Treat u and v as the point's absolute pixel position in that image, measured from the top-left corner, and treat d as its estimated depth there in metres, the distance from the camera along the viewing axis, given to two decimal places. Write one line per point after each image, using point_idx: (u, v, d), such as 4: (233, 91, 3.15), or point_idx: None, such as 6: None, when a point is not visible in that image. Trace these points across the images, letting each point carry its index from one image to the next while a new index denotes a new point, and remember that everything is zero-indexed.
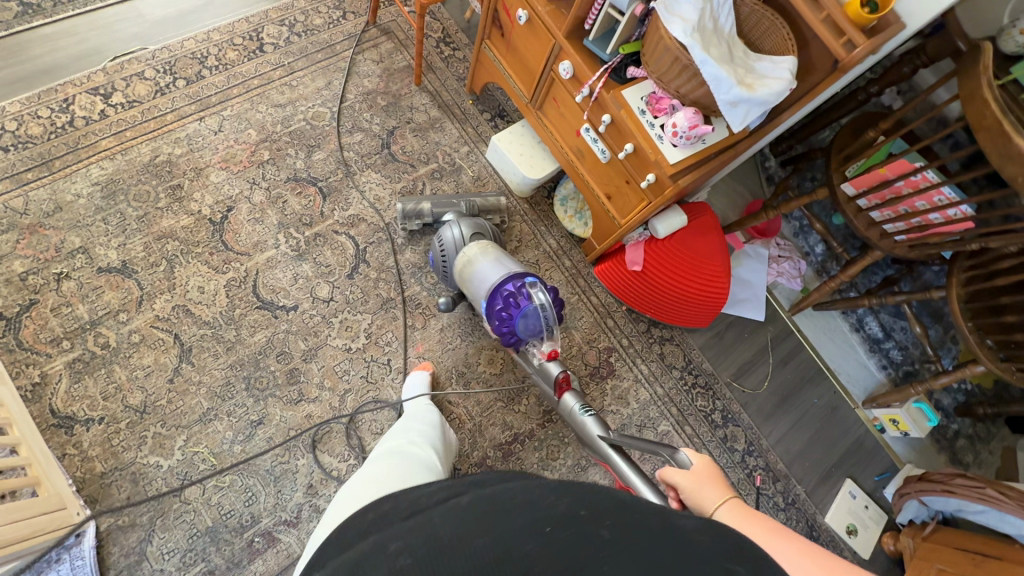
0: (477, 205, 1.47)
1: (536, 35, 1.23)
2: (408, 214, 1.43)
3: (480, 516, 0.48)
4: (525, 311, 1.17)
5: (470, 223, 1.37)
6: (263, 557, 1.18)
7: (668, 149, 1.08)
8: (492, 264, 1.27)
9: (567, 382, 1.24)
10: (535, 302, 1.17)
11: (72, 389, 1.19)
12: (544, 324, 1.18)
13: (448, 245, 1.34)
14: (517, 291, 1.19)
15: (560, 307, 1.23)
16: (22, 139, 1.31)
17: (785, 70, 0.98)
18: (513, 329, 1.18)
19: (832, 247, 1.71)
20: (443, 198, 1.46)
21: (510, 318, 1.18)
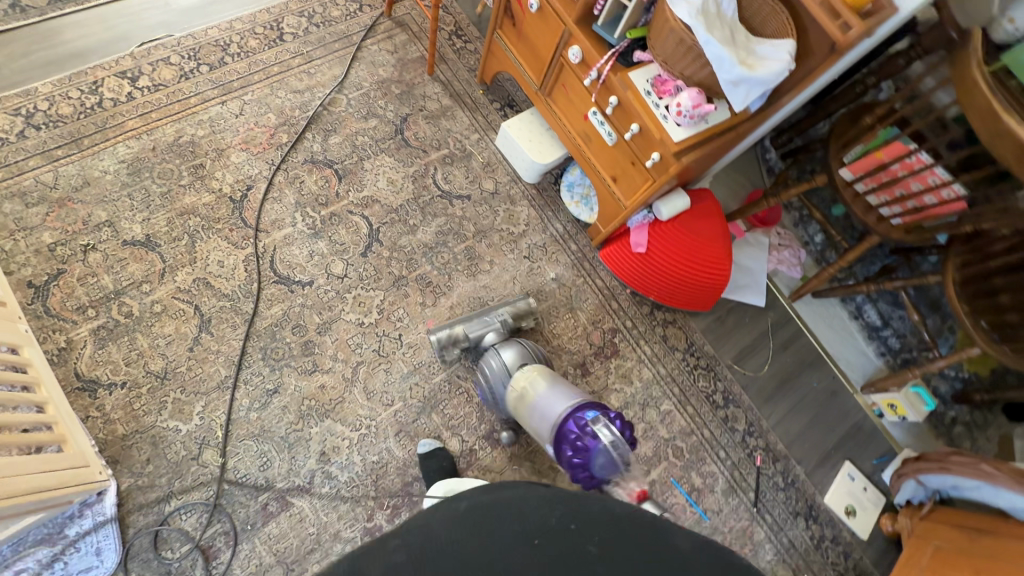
0: (510, 316, 1.42)
1: (547, 23, 1.28)
2: (444, 344, 1.37)
3: (475, 517, 0.61)
4: (594, 450, 1.01)
5: (512, 345, 1.32)
6: (276, 519, 1.21)
7: (672, 128, 1.13)
8: (545, 395, 1.19)
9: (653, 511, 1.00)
10: (602, 438, 1.01)
11: (96, 354, 1.23)
12: (619, 458, 1.01)
13: (492, 375, 1.30)
14: (578, 428, 1.05)
15: (631, 433, 1.07)
16: (53, 118, 1.37)
17: (784, 52, 1.04)
18: (590, 473, 1.01)
19: (831, 236, 1.75)
20: (476, 320, 1.41)
21: (581, 460, 1.03)
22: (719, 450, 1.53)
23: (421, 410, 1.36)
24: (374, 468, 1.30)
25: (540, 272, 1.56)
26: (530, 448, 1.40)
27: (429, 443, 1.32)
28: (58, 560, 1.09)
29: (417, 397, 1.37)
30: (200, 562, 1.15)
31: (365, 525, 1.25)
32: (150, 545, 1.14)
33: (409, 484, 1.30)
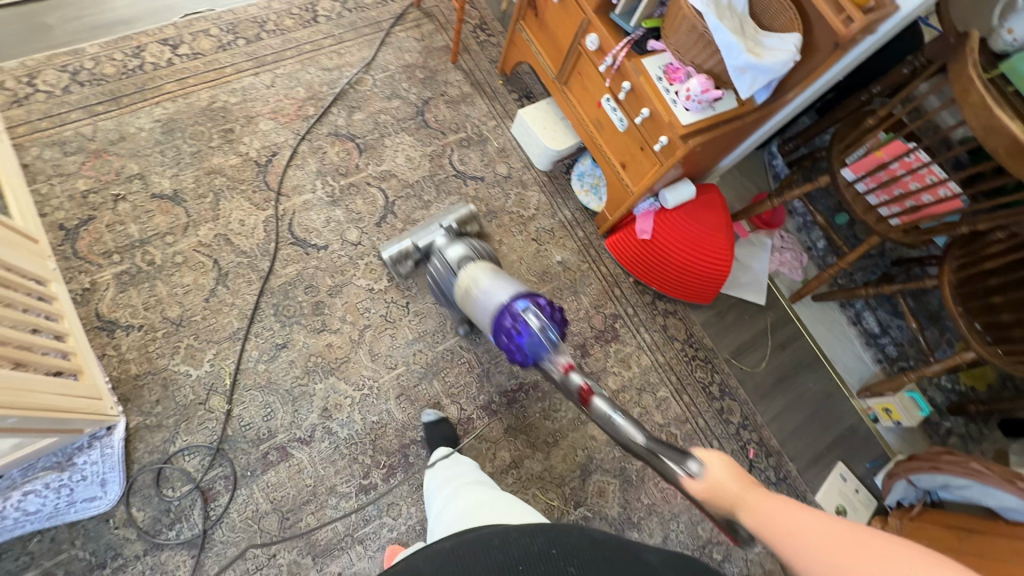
0: (455, 223, 1.43)
1: (567, 12, 1.36)
2: (396, 259, 1.40)
3: (457, 551, 0.57)
4: (526, 336, 1.05)
5: (458, 244, 1.32)
6: (276, 469, 1.24)
7: (680, 112, 1.19)
8: (485, 287, 1.17)
9: (593, 393, 0.97)
10: (532, 325, 1.05)
11: (117, 297, 1.29)
12: (551, 341, 1.05)
13: (438, 274, 1.31)
14: (510, 317, 1.07)
15: (561, 317, 1.11)
16: (97, 76, 1.45)
17: (790, 45, 1.10)
18: (524, 354, 1.06)
19: (833, 241, 1.79)
20: (422, 230, 1.42)
21: (515, 345, 1.06)
22: (712, 440, 1.55)
23: (423, 375, 1.40)
24: (373, 427, 1.33)
25: (546, 255, 1.61)
26: (526, 421, 1.42)
27: (433, 413, 1.34)
28: (67, 486, 1.11)
29: (420, 363, 1.41)
30: (199, 503, 1.18)
31: (361, 481, 1.28)
32: (153, 482, 1.18)
33: (406, 446, 1.33)
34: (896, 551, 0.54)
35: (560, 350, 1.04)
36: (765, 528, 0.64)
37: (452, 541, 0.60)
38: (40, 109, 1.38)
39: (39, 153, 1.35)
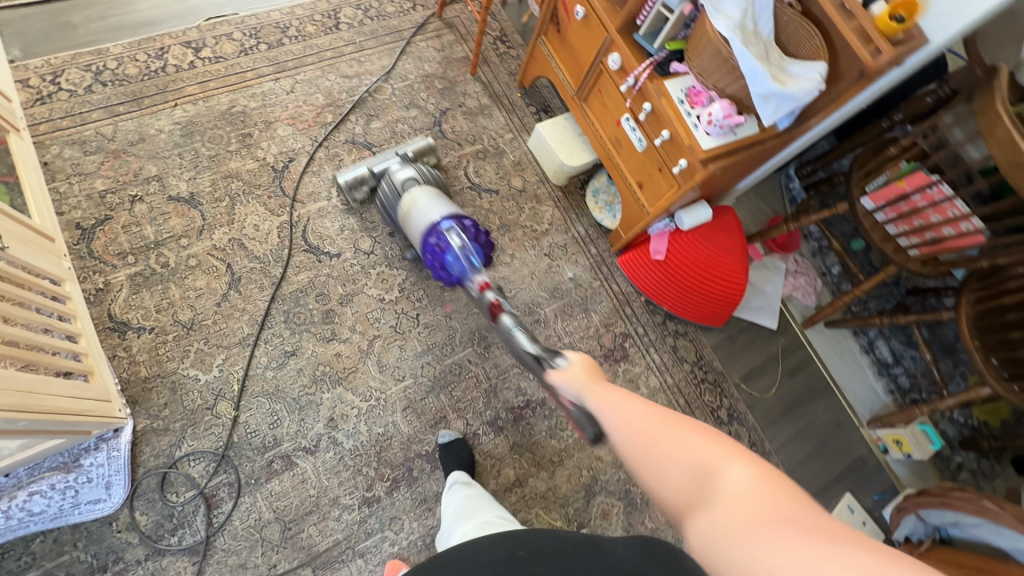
0: (410, 151, 1.50)
1: (590, 30, 1.35)
2: (351, 184, 1.45)
3: (448, 559, 0.72)
4: (449, 254, 1.25)
5: (409, 169, 1.41)
6: (280, 478, 1.24)
7: (701, 136, 1.18)
8: (419, 209, 1.33)
9: (500, 306, 1.13)
10: (454, 244, 1.25)
11: (130, 299, 1.29)
12: (469, 262, 1.25)
13: (387, 198, 1.41)
14: (437, 238, 1.27)
15: (484, 241, 1.31)
16: (119, 77, 1.46)
17: (816, 73, 1.08)
18: (449, 272, 1.27)
19: (848, 268, 1.76)
20: (377, 158, 1.49)
21: (441, 262, 1.28)
22: None
23: (430, 388, 1.39)
24: (379, 439, 1.32)
25: (558, 271, 1.60)
26: (532, 439, 1.41)
27: (449, 434, 1.34)
28: (72, 488, 1.11)
29: (427, 376, 1.40)
30: (202, 509, 1.18)
31: (364, 494, 1.27)
32: (157, 486, 1.18)
33: (411, 459, 1.32)
34: (693, 428, 0.58)
35: (477, 269, 1.24)
36: (601, 405, 0.70)
37: (450, 552, 0.74)
38: (62, 107, 1.39)
39: (59, 151, 1.36)
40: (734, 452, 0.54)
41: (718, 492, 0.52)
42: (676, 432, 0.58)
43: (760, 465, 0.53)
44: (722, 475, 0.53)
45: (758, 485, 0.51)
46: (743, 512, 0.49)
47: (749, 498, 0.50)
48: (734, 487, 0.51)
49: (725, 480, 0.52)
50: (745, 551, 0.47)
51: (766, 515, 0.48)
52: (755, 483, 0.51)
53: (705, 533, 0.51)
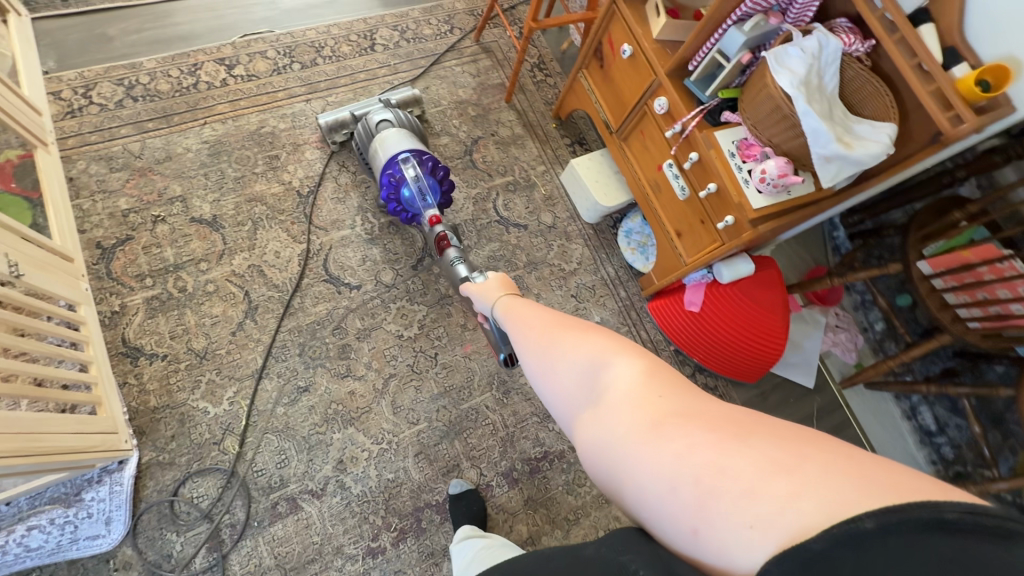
0: (393, 99, 1.50)
1: (637, 70, 1.28)
2: (332, 127, 1.46)
3: None
4: (404, 188, 1.27)
5: (383, 111, 1.40)
6: (283, 521, 1.19)
7: (752, 194, 1.10)
8: (383, 141, 1.31)
9: (447, 240, 1.24)
10: (410, 178, 1.26)
11: (145, 324, 1.25)
12: (423, 199, 1.29)
13: (361, 140, 1.40)
14: (392, 169, 1.26)
15: (443, 175, 1.29)
16: (150, 92, 1.44)
17: (884, 135, 1.00)
18: (404, 206, 1.30)
19: (894, 327, 1.65)
20: (361, 104, 1.49)
21: (396, 197, 1.28)
22: None
23: (445, 434, 1.33)
24: (388, 486, 1.26)
25: (585, 314, 1.53)
26: (548, 494, 1.34)
27: (460, 485, 1.27)
28: (70, 523, 1.07)
29: (443, 420, 1.34)
30: (202, 550, 1.13)
31: (369, 544, 1.21)
32: (157, 523, 1.13)
33: (420, 509, 1.26)
34: (590, 336, 0.58)
35: (430, 204, 1.29)
36: (513, 326, 0.72)
37: None
38: (92, 122, 1.37)
39: (85, 167, 1.34)
40: (623, 355, 0.54)
41: (609, 392, 0.52)
42: (572, 340, 0.59)
43: (646, 364, 0.53)
44: (613, 375, 0.53)
45: (642, 379, 0.51)
46: (632, 408, 0.49)
47: (636, 393, 0.50)
48: (619, 384, 0.52)
49: (611, 380, 0.53)
50: (631, 439, 0.47)
51: (646, 404, 0.49)
52: (636, 372, 0.52)
53: (594, 430, 0.52)
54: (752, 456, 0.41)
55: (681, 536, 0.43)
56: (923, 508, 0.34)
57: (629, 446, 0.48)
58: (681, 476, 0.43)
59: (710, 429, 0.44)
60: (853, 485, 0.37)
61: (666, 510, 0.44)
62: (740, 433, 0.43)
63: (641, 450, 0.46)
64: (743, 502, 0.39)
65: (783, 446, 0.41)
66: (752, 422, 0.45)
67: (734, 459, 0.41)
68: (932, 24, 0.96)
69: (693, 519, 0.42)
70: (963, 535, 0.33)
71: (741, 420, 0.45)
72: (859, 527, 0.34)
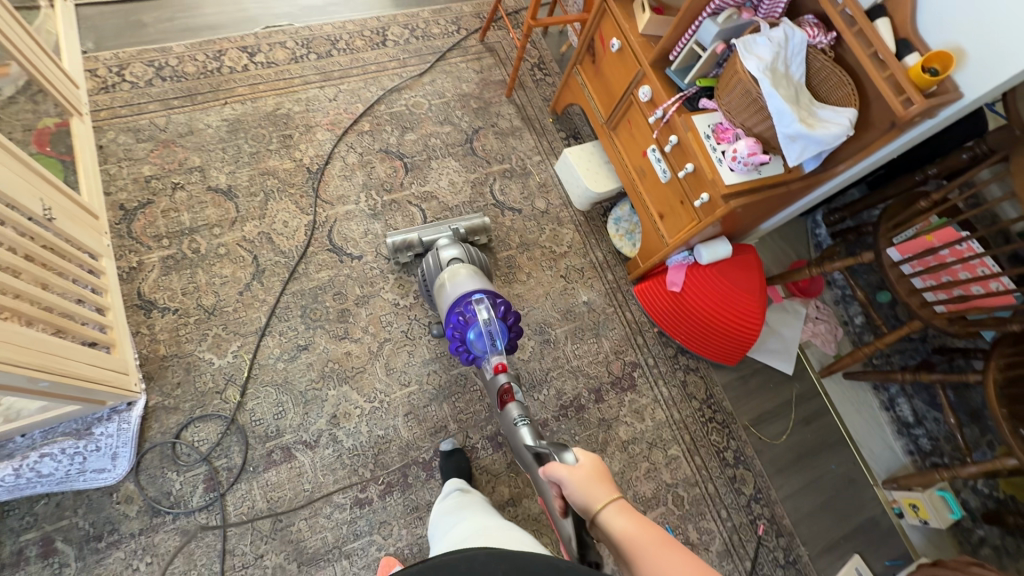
0: (463, 228, 1.49)
1: (625, 62, 1.39)
2: (398, 247, 1.45)
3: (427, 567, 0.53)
4: (473, 329, 1.16)
5: (453, 246, 1.37)
6: (277, 468, 1.26)
7: (725, 171, 1.18)
8: (454, 280, 1.25)
9: (511, 396, 1.17)
10: (481, 319, 1.16)
11: (159, 279, 1.35)
12: (491, 340, 1.18)
13: (429, 271, 1.36)
14: (463, 308, 1.17)
15: (513, 321, 1.20)
16: (178, 74, 1.56)
17: (846, 119, 1.09)
18: (468, 348, 1.18)
19: (872, 319, 1.71)
20: (431, 228, 1.48)
21: (462, 337, 1.18)
22: (721, 508, 1.48)
23: (434, 397, 1.40)
24: (378, 442, 1.33)
25: (573, 294, 1.60)
26: None
27: (451, 443, 1.33)
28: (80, 454, 1.14)
29: (432, 384, 1.41)
30: (200, 490, 1.20)
31: (357, 494, 1.27)
32: (160, 462, 1.20)
33: (407, 465, 1.32)
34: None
35: (498, 350, 1.19)
36: (636, 551, 0.69)
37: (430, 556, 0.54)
38: (123, 97, 1.49)
39: (114, 137, 1.45)
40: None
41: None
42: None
43: None
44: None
45: None
46: None
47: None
48: None
49: None
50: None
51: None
52: None
53: None
54: None
55: None
56: None
57: None
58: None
59: None
60: None
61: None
62: None
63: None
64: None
65: None
66: None
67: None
68: (886, 18, 1.07)
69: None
70: None
71: None
72: None
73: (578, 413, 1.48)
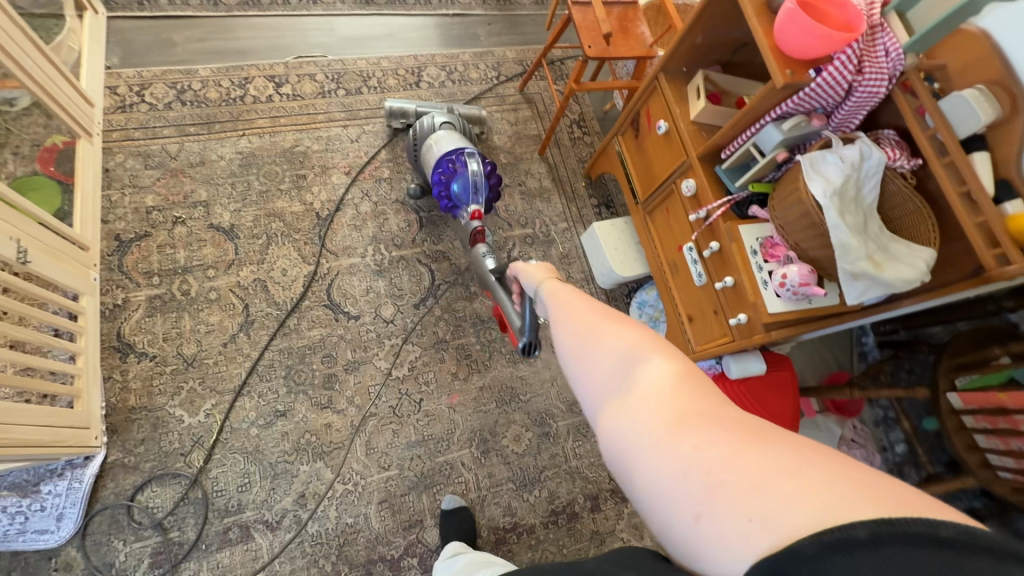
0: (460, 112, 1.56)
1: (670, 147, 1.25)
2: (394, 113, 1.54)
3: None
4: (460, 178, 1.28)
5: (445, 115, 1.46)
6: (231, 549, 1.14)
7: (769, 297, 1.03)
8: (445, 136, 1.37)
9: (482, 237, 1.27)
10: (469, 169, 1.28)
11: (142, 321, 1.27)
12: (474, 191, 1.29)
13: (418, 128, 1.44)
14: (455, 159, 1.30)
15: (496, 186, 1.33)
16: (199, 99, 1.49)
17: (922, 261, 0.93)
18: (451, 192, 1.30)
19: (916, 452, 1.50)
20: (430, 103, 1.58)
21: (448, 184, 1.30)
22: None
23: (413, 486, 1.27)
24: (345, 531, 1.20)
25: None
26: None
27: (454, 501, 1.25)
28: (22, 514, 1.06)
29: (414, 471, 1.29)
30: (144, 565, 1.10)
31: None
32: (106, 528, 1.11)
33: (372, 562, 1.19)
34: (622, 321, 0.50)
35: (478, 202, 1.30)
36: (553, 299, 0.60)
37: None
38: (139, 119, 1.43)
39: (123, 160, 1.39)
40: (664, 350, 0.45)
41: (636, 384, 0.44)
42: (597, 314, 0.52)
43: (682, 360, 0.45)
44: (645, 368, 0.44)
45: (673, 377, 0.43)
46: (659, 405, 0.41)
47: (670, 389, 0.42)
48: (646, 379, 0.43)
49: (639, 373, 0.44)
50: (641, 426, 0.41)
51: (671, 396, 0.41)
52: (666, 369, 0.44)
53: (609, 423, 0.43)
54: (774, 458, 0.34)
55: (685, 535, 0.36)
56: (916, 523, 0.29)
57: (648, 445, 0.39)
58: (692, 464, 0.36)
59: (729, 429, 0.37)
60: (877, 501, 0.31)
61: (669, 508, 0.37)
62: (762, 439, 0.36)
63: (655, 443, 0.39)
64: (756, 500, 0.33)
65: (794, 464, 0.33)
66: (776, 430, 0.38)
67: (736, 458, 0.35)
68: (987, 152, 0.90)
69: (696, 514, 0.35)
70: (960, 558, 0.27)
71: (757, 425, 0.38)
72: (849, 536, 0.29)
73: (570, 522, 1.32)
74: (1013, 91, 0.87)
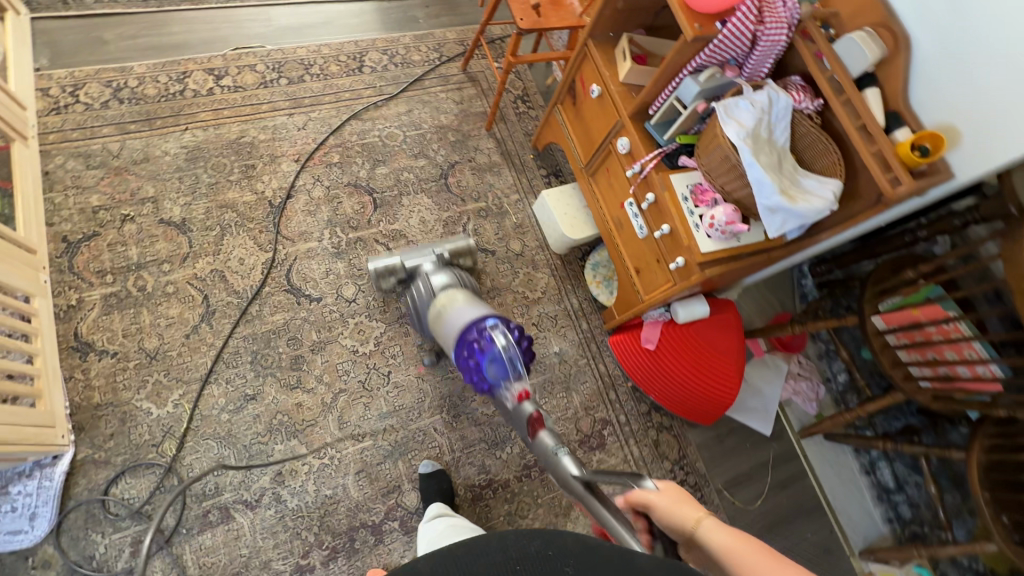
0: (447, 253, 1.36)
1: (604, 109, 1.32)
2: (381, 273, 1.32)
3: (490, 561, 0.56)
4: (490, 357, 1.06)
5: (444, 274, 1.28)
6: (213, 531, 1.17)
7: (701, 238, 1.11)
8: (458, 307, 1.16)
9: (541, 422, 1.02)
10: (498, 345, 1.07)
11: (99, 319, 1.27)
12: (512, 366, 1.07)
13: (421, 300, 1.27)
14: (478, 335, 1.08)
15: (528, 347, 1.11)
16: (137, 96, 1.48)
17: (830, 192, 1.02)
18: (483, 377, 1.07)
19: (855, 379, 1.62)
20: (414, 251, 1.35)
21: (478, 367, 1.07)
22: None
23: (389, 454, 1.32)
24: (325, 502, 1.24)
25: (544, 343, 1.53)
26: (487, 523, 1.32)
27: (431, 465, 1.31)
28: None
29: (388, 440, 1.33)
30: (125, 554, 1.12)
31: (298, 560, 1.19)
32: (83, 523, 1.12)
33: (354, 529, 1.24)
34: None
35: (520, 376, 1.07)
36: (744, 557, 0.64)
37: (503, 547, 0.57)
38: (76, 119, 1.41)
39: (63, 162, 1.37)
40: None
41: None
42: None
43: None
44: None
45: None
46: None
47: None
48: None
49: None
50: None
51: None
52: None
53: None
54: None
55: None
56: None
57: None
58: None
59: None
60: None
61: None
62: None
63: None
64: None
65: None
66: None
67: None
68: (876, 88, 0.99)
69: None
70: None
71: None
72: None
73: (542, 474, 1.40)
74: (895, 33, 0.98)
